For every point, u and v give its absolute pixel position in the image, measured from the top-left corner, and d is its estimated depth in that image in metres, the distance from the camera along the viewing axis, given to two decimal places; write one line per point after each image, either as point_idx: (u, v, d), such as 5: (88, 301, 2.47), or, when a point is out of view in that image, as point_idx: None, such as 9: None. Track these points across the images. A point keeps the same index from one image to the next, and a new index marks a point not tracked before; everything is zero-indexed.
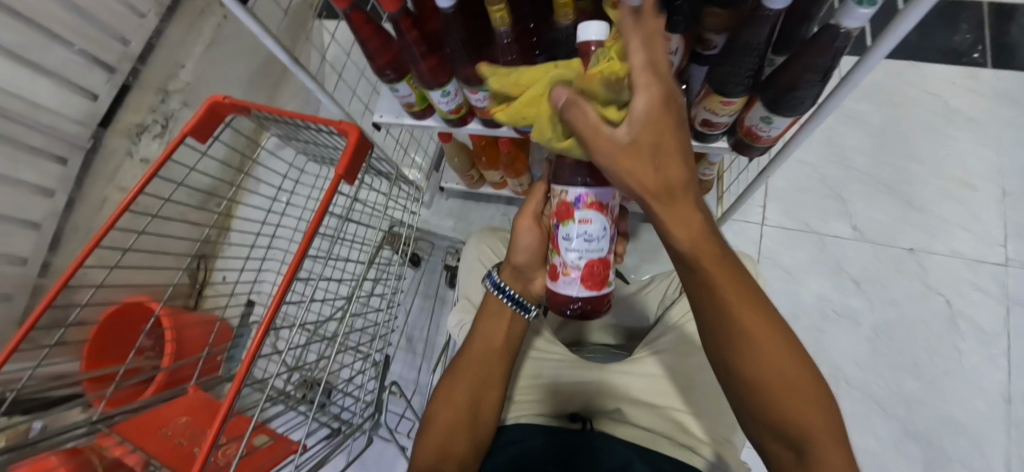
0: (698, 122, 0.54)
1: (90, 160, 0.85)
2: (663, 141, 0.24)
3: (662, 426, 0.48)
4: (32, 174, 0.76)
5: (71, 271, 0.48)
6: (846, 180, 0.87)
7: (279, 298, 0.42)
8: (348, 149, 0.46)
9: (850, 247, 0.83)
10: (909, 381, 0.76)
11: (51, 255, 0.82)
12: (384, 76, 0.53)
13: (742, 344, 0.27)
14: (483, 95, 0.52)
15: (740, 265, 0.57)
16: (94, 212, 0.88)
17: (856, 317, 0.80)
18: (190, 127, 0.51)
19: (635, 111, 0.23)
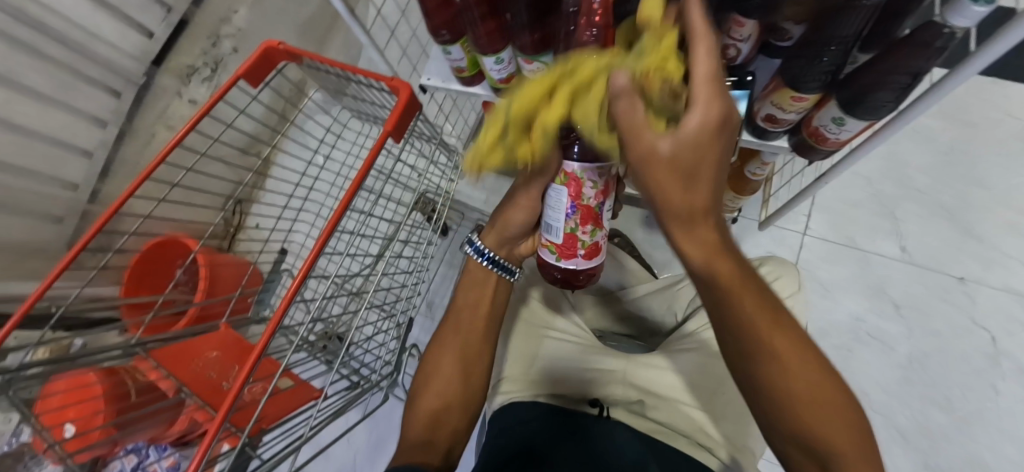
0: (760, 117, 0.51)
1: (142, 96, 0.87)
2: (701, 164, 0.22)
3: (682, 423, 0.48)
4: (87, 103, 0.78)
5: (124, 198, 0.50)
6: (902, 199, 0.82)
7: (319, 247, 0.42)
8: (399, 106, 0.46)
9: (895, 269, 0.79)
10: (936, 413, 0.73)
11: (100, 184, 0.85)
12: (439, 37, 0.52)
13: (751, 333, 0.27)
14: (538, 65, 0.52)
15: (785, 270, 0.55)
16: (142, 147, 0.91)
17: (890, 341, 0.76)
18: (245, 70, 0.52)
19: (686, 129, 0.20)
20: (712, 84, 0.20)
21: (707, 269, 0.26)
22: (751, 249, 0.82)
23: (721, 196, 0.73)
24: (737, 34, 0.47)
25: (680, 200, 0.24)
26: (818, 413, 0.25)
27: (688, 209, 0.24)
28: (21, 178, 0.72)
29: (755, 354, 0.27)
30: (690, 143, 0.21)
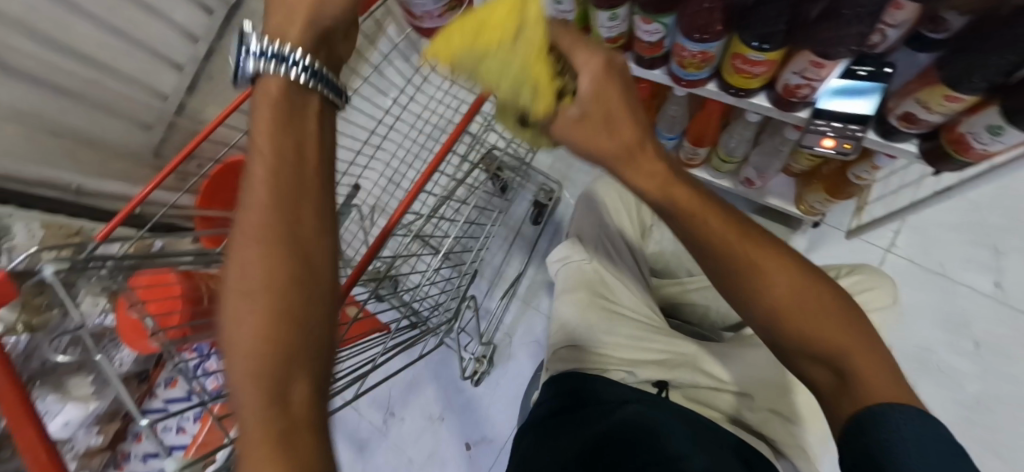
0: (895, 114, 0.46)
1: (232, 16, 0.89)
2: (612, 105, 0.32)
3: (747, 415, 0.49)
4: (179, 14, 0.81)
5: (229, 112, 0.51)
6: (1011, 232, 0.75)
7: (421, 184, 0.41)
8: None
9: (982, 305, 0.73)
10: (992, 460, 0.69)
11: (187, 98, 0.88)
12: None
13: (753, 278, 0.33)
14: (656, 27, 0.48)
15: (881, 281, 0.52)
16: (227, 67, 0.93)
17: (958, 378, 0.72)
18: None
19: (584, 91, 0.31)
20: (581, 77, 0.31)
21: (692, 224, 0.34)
22: (824, 257, 0.78)
23: (809, 197, 0.69)
24: (892, 17, 0.42)
25: (606, 143, 0.32)
26: (829, 332, 0.31)
27: (623, 147, 0.33)
28: (117, 80, 0.76)
29: (763, 286, 0.33)
30: (599, 81, 0.31)
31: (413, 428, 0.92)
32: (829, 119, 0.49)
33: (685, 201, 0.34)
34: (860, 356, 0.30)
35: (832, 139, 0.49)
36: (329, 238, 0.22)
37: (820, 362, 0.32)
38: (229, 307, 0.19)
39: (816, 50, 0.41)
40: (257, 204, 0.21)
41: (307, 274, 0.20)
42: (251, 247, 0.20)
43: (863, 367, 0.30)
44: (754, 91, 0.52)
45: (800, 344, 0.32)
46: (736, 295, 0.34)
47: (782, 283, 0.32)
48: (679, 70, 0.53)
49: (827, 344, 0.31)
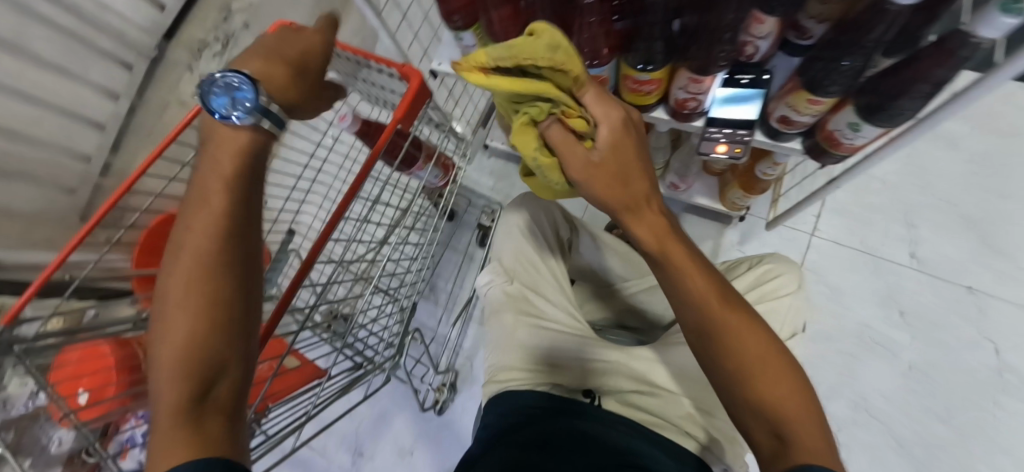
0: (775, 117, 0.49)
1: (155, 69, 0.89)
2: (629, 167, 0.34)
3: (673, 414, 0.51)
4: (98, 75, 0.79)
5: (130, 181, 0.48)
6: (920, 205, 0.81)
7: (327, 233, 0.42)
8: (409, 94, 0.45)
9: (906, 276, 0.78)
10: (937, 425, 0.72)
11: (112, 157, 0.86)
12: (452, 22, 0.52)
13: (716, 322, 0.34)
14: None
15: (786, 268, 0.54)
16: (154, 121, 0.91)
17: (894, 348, 0.76)
18: (257, 51, 0.52)
19: (602, 139, 0.33)
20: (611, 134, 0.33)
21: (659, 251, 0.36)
22: (757, 246, 0.82)
23: (730, 194, 0.72)
24: (757, 31, 0.45)
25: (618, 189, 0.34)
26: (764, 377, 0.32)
27: (634, 196, 0.35)
28: (34, 147, 0.73)
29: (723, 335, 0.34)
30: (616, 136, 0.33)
31: (384, 465, 0.90)
32: (721, 126, 0.52)
33: (674, 252, 0.36)
34: (806, 428, 0.30)
35: (725, 145, 0.52)
36: (233, 287, 0.27)
37: (764, 423, 0.32)
38: (175, 315, 0.25)
39: (692, 65, 0.44)
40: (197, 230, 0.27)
41: (228, 319, 0.26)
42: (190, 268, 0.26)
43: (810, 440, 0.30)
44: (652, 106, 0.55)
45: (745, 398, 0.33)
46: (691, 333, 0.36)
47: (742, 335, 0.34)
48: None
49: (756, 387, 0.32)
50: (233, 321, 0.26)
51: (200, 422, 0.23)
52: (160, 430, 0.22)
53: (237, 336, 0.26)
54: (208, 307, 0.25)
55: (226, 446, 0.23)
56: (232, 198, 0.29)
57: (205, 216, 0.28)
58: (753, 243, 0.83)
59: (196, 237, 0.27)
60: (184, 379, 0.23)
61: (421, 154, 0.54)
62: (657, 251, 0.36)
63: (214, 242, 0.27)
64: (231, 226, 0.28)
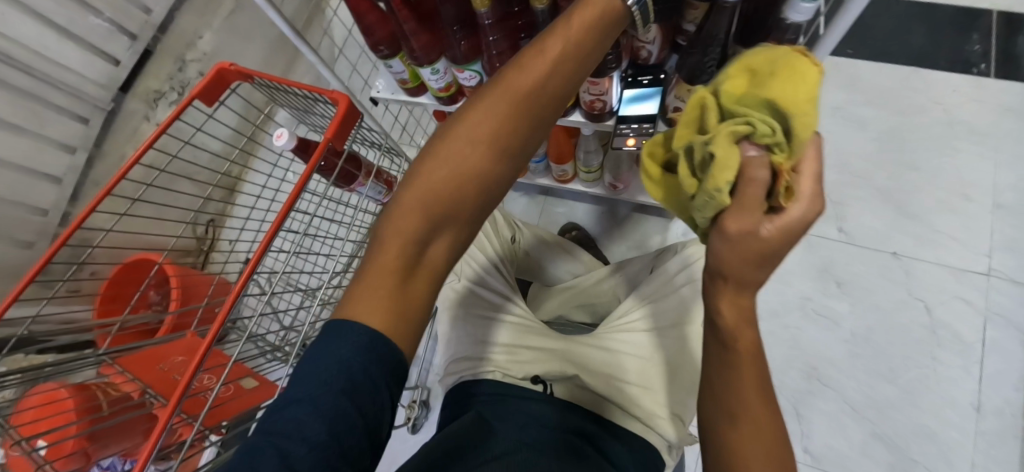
0: (671, 110, 0.56)
1: (110, 121, 0.91)
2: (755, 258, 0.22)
3: (615, 396, 0.51)
4: (55, 131, 0.82)
5: (79, 220, 0.51)
6: (840, 184, 0.88)
7: (264, 246, 0.46)
8: (337, 116, 0.49)
9: (837, 249, 0.84)
10: (882, 384, 0.77)
11: (71, 207, 0.88)
12: (378, 52, 0.57)
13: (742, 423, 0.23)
14: (469, 73, 0.56)
15: (705, 250, 0.60)
16: (113, 170, 0.94)
17: (835, 317, 0.81)
18: (199, 91, 0.56)
19: (786, 218, 0.21)
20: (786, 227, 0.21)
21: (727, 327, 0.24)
22: None
23: None
24: (644, 37, 0.51)
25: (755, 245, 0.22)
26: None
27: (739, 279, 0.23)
28: None
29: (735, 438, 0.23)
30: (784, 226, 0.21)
31: None
32: (633, 122, 0.56)
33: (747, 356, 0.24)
34: None
35: (634, 139, 0.55)
36: (470, 185, 0.26)
37: None
38: (433, 180, 0.26)
39: (587, 70, 0.50)
40: (495, 118, 0.26)
41: (453, 206, 0.26)
42: (474, 159, 0.26)
43: None
44: (568, 109, 0.60)
45: None
46: (711, 428, 0.25)
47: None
48: None
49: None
50: (451, 208, 0.26)
51: (408, 283, 0.24)
52: (374, 271, 0.24)
53: (464, 215, 0.27)
54: (440, 196, 0.25)
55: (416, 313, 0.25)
56: (503, 127, 0.26)
57: (508, 100, 0.26)
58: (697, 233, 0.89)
59: (473, 129, 0.26)
60: (404, 241, 0.25)
61: (360, 172, 0.59)
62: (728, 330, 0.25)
63: (515, 125, 0.27)
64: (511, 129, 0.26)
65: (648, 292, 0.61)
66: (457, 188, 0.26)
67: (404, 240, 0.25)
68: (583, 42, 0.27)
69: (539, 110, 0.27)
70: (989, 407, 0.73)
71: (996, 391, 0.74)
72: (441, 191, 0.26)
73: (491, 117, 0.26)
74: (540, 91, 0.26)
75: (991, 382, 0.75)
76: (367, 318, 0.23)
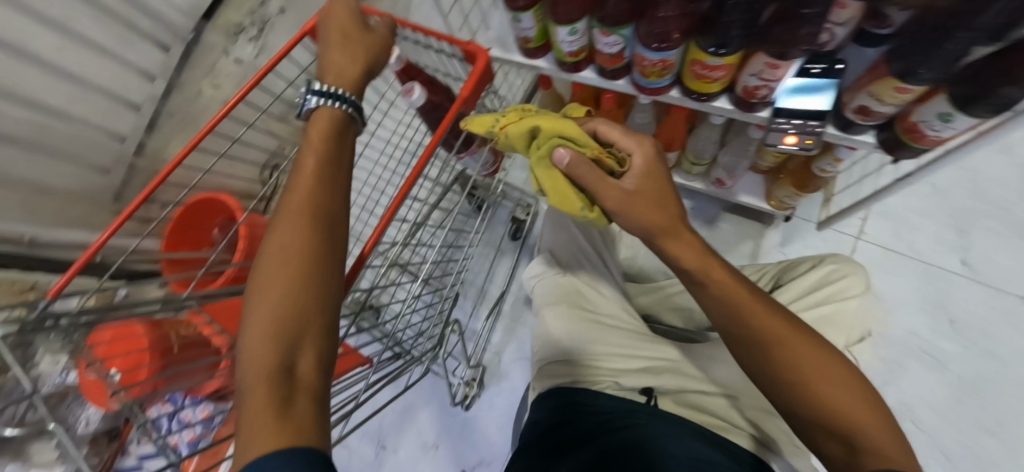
0: (850, 108, 0.48)
1: (190, 51, 0.87)
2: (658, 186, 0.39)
3: (735, 417, 0.48)
4: (138, 57, 0.79)
5: (180, 159, 0.47)
6: (971, 211, 0.78)
7: None
8: (474, 73, 0.44)
9: (956, 284, 0.76)
10: (986, 438, 0.71)
11: (147, 138, 0.86)
12: (513, 2, 0.50)
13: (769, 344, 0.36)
14: (616, 39, 0.49)
15: (851, 268, 0.52)
16: (187, 103, 0.90)
17: (943, 359, 0.74)
18: (312, 27, 0.50)
19: (639, 165, 0.39)
20: (635, 135, 0.40)
21: (731, 319, 0.38)
22: (801, 248, 0.80)
23: (779, 192, 0.70)
24: (837, 17, 0.43)
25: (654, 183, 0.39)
26: (800, 353, 0.35)
27: (658, 190, 0.39)
28: (72, 126, 0.73)
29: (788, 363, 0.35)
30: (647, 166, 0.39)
31: (407, 460, 0.85)
32: (789, 117, 0.50)
33: (720, 277, 0.39)
34: (868, 420, 0.33)
35: (795, 135, 0.50)
36: (318, 271, 0.27)
37: (835, 436, 0.34)
38: (251, 345, 0.24)
39: (770, 51, 0.42)
40: (268, 277, 0.26)
41: (305, 290, 0.26)
42: (282, 263, 0.26)
43: (864, 417, 0.33)
44: (716, 95, 0.53)
45: (784, 392, 0.35)
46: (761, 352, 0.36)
47: (801, 355, 0.35)
48: (642, 79, 0.54)
49: (859, 423, 0.33)
50: (325, 274, 0.27)
51: (297, 367, 0.23)
52: (246, 403, 0.21)
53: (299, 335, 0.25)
54: (293, 272, 0.26)
55: (313, 432, 0.21)
56: (304, 222, 0.28)
57: (295, 207, 0.28)
58: (797, 244, 0.81)
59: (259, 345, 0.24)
60: (251, 393, 0.22)
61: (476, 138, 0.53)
62: (697, 269, 0.39)
63: (323, 262, 0.27)
64: (313, 216, 0.28)
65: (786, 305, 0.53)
66: (306, 271, 0.26)
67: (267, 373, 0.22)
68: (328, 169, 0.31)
69: (329, 210, 0.29)
70: None
71: None
72: (289, 280, 0.26)
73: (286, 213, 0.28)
74: (297, 236, 0.27)
75: None
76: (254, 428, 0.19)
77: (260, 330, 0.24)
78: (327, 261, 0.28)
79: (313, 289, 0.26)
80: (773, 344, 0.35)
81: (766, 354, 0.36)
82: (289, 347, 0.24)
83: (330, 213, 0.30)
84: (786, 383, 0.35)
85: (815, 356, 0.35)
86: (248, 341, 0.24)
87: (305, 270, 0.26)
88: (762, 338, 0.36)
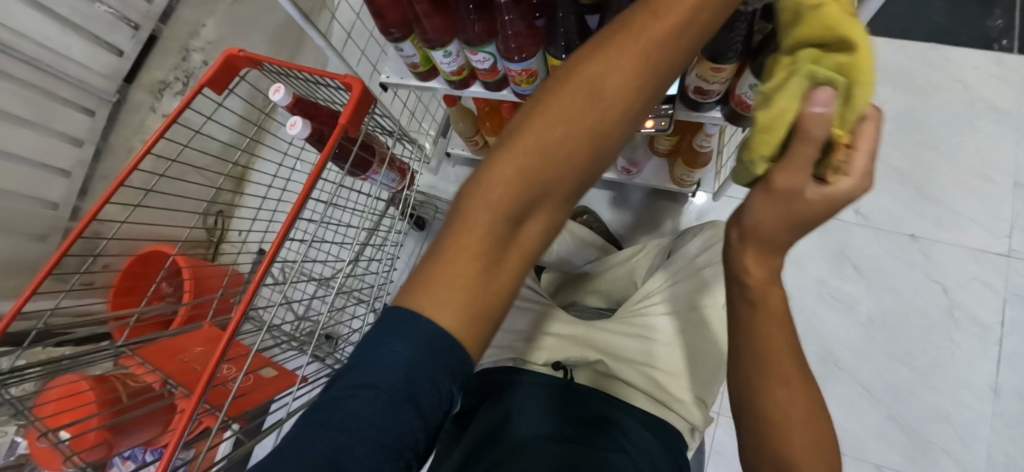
0: (691, 90, 0.54)
1: (116, 113, 0.91)
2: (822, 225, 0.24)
3: (638, 381, 0.52)
4: (65, 125, 0.82)
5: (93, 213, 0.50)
6: None
7: (282, 236, 0.45)
8: (351, 101, 0.48)
9: (853, 231, 0.83)
10: (899, 368, 0.77)
11: (81, 201, 0.88)
12: (389, 34, 0.55)
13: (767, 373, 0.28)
14: (483, 56, 0.54)
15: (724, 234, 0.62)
16: (119, 163, 0.94)
17: (851, 301, 0.80)
18: (208, 79, 0.54)
19: (843, 190, 0.22)
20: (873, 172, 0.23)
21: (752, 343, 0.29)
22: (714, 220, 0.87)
23: (678, 172, 0.76)
24: None
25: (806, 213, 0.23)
26: (791, 395, 0.28)
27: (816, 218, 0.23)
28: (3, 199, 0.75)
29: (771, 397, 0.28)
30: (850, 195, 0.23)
31: None
32: None
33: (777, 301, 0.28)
34: None
35: (652, 120, 0.56)
36: (570, 163, 0.22)
37: None
38: (471, 213, 0.22)
39: None
40: (519, 149, 0.21)
41: (548, 177, 0.21)
42: (540, 138, 0.21)
43: None
44: None
45: (761, 428, 0.29)
46: (741, 369, 0.30)
47: (788, 397, 0.28)
48: (518, 88, 0.59)
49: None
50: (568, 169, 0.22)
51: (496, 266, 0.21)
52: (423, 273, 0.21)
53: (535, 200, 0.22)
54: (542, 154, 0.21)
55: (493, 306, 0.21)
56: (585, 116, 0.21)
57: (584, 93, 0.21)
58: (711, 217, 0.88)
59: (482, 216, 0.21)
60: (443, 268, 0.21)
61: (374, 159, 0.58)
62: (757, 290, 0.28)
63: (586, 153, 0.22)
64: (598, 108, 0.21)
65: (679, 273, 0.61)
66: (553, 154, 0.21)
67: (476, 245, 0.21)
68: (654, 57, 0.21)
69: (618, 112, 0.22)
70: (1007, 389, 0.74)
71: (1014, 372, 0.74)
72: (538, 162, 0.21)
73: (566, 95, 0.21)
74: (571, 122, 0.21)
75: (1009, 364, 0.75)
76: (446, 305, 0.20)
77: (487, 204, 0.21)
78: (578, 150, 0.22)
79: (553, 182, 0.22)
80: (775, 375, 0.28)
81: (747, 380, 0.30)
82: (495, 237, 0.21)
83: (612, 115, 0.22)
84: (751, 414, 0.29)
85: (810, 408, 0.28)
86: (471, 206, 0.22)
87: (555, 158, 0.21)
88: (769, 371, 0.28)
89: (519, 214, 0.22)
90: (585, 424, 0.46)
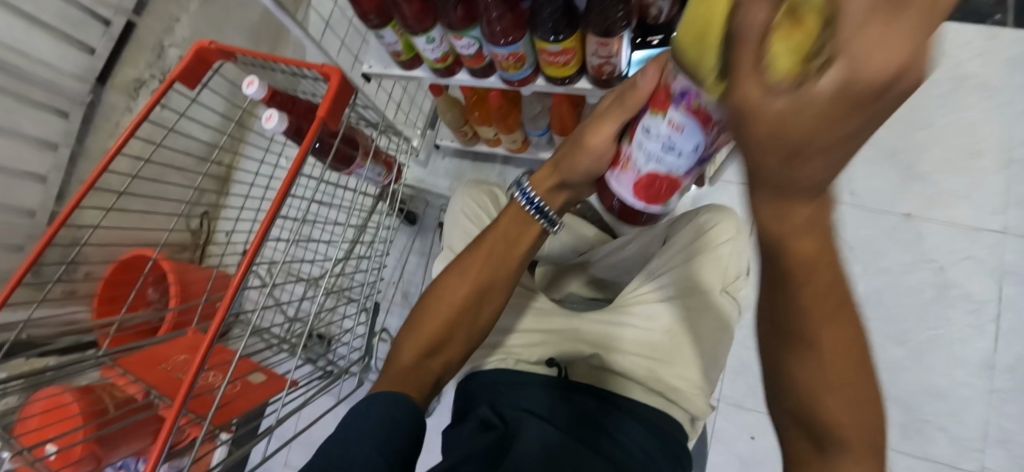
0: None
1: (91, 115, 0.87)
2: None
3: (634, 371, 0.51)
4: (37, 128, 0.78)
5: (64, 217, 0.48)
6: None
7: (262, 237, 0.43)
8: (330, 91, 0.46)
9: (847, 213, 0.83)
10: (895, 348, 0.77)
11: (59, 206, 0.85)
12: (368, 21, 0.53)
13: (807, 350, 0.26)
14: (468, 40, 0.52)
15: (724, 214, 0.57)
16: (96, 167, 0.90)
17: None
18: (178, 73, 0.52)
19: None
20: None
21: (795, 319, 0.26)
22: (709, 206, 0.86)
23: None
24: None
25: None
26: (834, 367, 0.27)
27: None
28: None
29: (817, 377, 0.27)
30: None
31: None
32: None
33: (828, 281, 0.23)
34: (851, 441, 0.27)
35: None
36: (466, 311, 0.48)
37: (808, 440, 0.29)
38: (426, 316, 0.49)
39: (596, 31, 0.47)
40: (444, 301, 0.48)
41: (460, 317, 0.48)
42: (459, 291, 0.48)
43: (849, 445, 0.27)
44: (574, 77, 0.57)
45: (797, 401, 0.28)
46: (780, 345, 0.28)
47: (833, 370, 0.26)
48: (505, 73, 0.57)
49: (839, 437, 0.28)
50: (472, 315, 0.48)
51: (430, 359, 0.47)
52: (395, 364, 0.46)
53: (455, 330, 0.48)
54: (457, 299, 0.48)
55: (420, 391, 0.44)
56: (479, 278, 0.48)
57: (478, 261, 0.49)
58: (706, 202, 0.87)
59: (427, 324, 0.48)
60: (406, 351, 0.46)
61: (357, 153, 0.56)
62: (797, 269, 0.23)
63: (472, 307, 0.49)
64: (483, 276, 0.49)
65: (675, 257, 0.56)
66: (461, 305, 0.48)
67: (418, 353, 0.46)
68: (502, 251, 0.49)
69: (491, 278, 0.49)
70: (1003, 365, 0.74)
71: (1010, 348, 0.75)
72: (454, 301, 0.48)
73: (472, 262, 0.49)
74: (471, 280, 0.48)
75: (1006, 340, 0.75)
76: (379, 403, 0.38)
77: (424, 332, 0.47)
78: (475, 303, 0.48)
79: (460, 319, 0.48)
80: (821, 352, 0.26)
81: (787, 355, 0.28)
82: (435, 348, 0.47)
83: (489, 285, 0.49)
84: (783, 385, 0.29)
85: (850, 383, 0.27)
86: (417, 325, 0.48)
87: (466, 304, 0.48)
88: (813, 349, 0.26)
89: (432, 353, 0.47)
90: (585, 422, 0.46)
